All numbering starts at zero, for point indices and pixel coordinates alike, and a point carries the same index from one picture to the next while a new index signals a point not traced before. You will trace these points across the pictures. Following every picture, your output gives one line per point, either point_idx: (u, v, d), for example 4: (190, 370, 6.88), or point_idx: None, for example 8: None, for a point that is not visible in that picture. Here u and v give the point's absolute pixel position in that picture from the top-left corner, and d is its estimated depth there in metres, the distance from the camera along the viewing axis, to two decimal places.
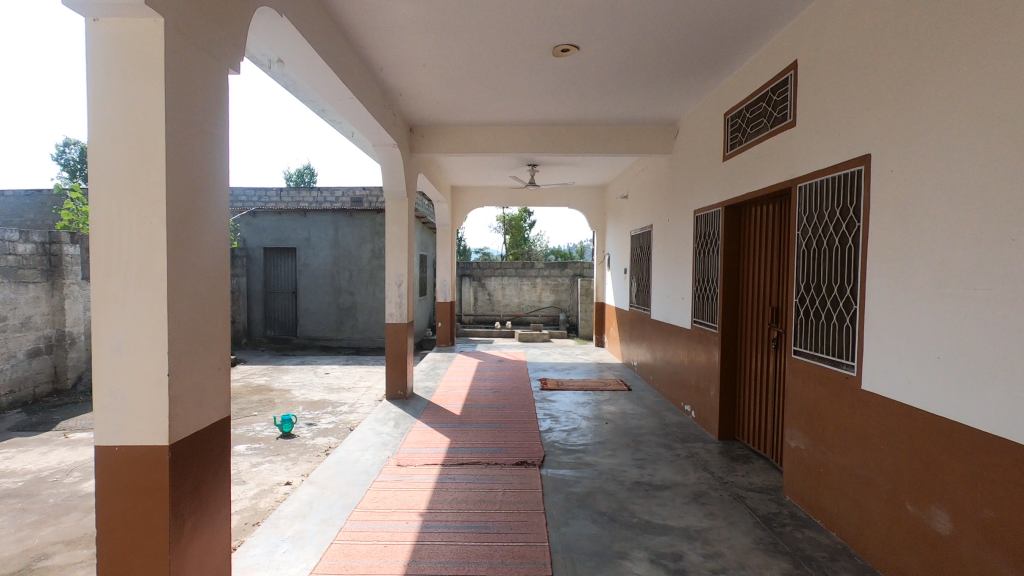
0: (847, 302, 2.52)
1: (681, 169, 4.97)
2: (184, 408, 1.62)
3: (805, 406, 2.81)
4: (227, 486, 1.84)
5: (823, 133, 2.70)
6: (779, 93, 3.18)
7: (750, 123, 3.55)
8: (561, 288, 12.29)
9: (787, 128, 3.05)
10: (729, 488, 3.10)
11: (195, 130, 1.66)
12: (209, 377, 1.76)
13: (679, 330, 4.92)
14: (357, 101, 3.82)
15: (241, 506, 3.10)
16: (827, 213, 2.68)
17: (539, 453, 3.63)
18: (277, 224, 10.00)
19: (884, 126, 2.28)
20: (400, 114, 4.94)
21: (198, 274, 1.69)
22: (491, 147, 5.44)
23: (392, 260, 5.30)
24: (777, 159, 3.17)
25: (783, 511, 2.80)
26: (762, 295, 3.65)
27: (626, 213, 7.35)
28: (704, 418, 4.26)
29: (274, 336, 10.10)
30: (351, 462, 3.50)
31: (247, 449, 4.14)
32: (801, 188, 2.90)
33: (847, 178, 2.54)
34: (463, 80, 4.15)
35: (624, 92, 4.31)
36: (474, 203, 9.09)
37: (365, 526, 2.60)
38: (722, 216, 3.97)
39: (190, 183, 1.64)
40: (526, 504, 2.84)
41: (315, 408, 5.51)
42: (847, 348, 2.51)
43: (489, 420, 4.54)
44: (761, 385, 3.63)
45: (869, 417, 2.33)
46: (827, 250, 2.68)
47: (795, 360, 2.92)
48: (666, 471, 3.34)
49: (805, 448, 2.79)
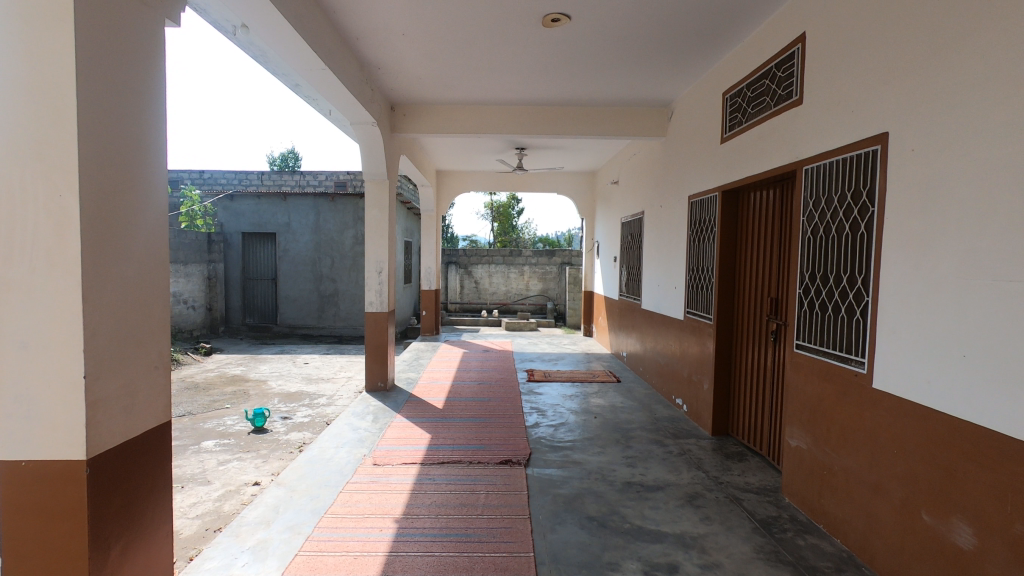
0: (858, 293, 2.33)
1: (675, 153, 4.76)
2: (109, 415, 1.38)
3: (808, 404, 2.63)
4: (169, 502, 1.62)
5: (833, 110, 2.49)
6: (785, 69, 2.97)
7: (751, 102, 3.34)
8: (548, 277, 12.09)
9: (793, 107, 2.85)
10: (726, 488, 2.93)
11: (121, 88, 1.41)
12: (145, 375, 1.53)
13: (671, 321, 4.74)
14: (332, 75, 3.56)
15: (203, 510, 2.90)
16: (835, 197, 2.48)
17: (525, 451, 3.43)
18: (256, 208, 9.66)
19: (903, 102, 2.08)
20: (380, 91, 4.65)
21: (128, 257, 1.45)
22: (477, 128, 5.17)
23: (371, 245, 5.03)
24: (781, 139, 2.96)
25: (783, 515, 2.64)
26: (761, 284, 3.46)
27: (616, 199, 7.16)
28: (696, 413, 4.10)
29: (254, 324, 9.80)
30: (325, 461, 3.28)
31: (215, 446, 3.91)
32: (808, 170, 2.70)
33: (861, 159, 2.33)
34: (446, 53, 3.87)
35: (618, 68, 4.07)
36: (461, 188, 8.82)
37: (334, 535, 2.38)
38: (720, 201, 3.77)
39: (113, 149, 1.39)
40: (511, 508, 2.64)
41: (291, 400, 5.28)
42: (857, 343, 2.32)
43: (473, 414, 4.33)
44: (758, 379, 3.45)
45: (881, 418, 2.15)
46: (835, 238, 2.49)
47: (798, 355, 2.74)
48: (658, 471, 3.16)
49: (807, 448, 2.63)
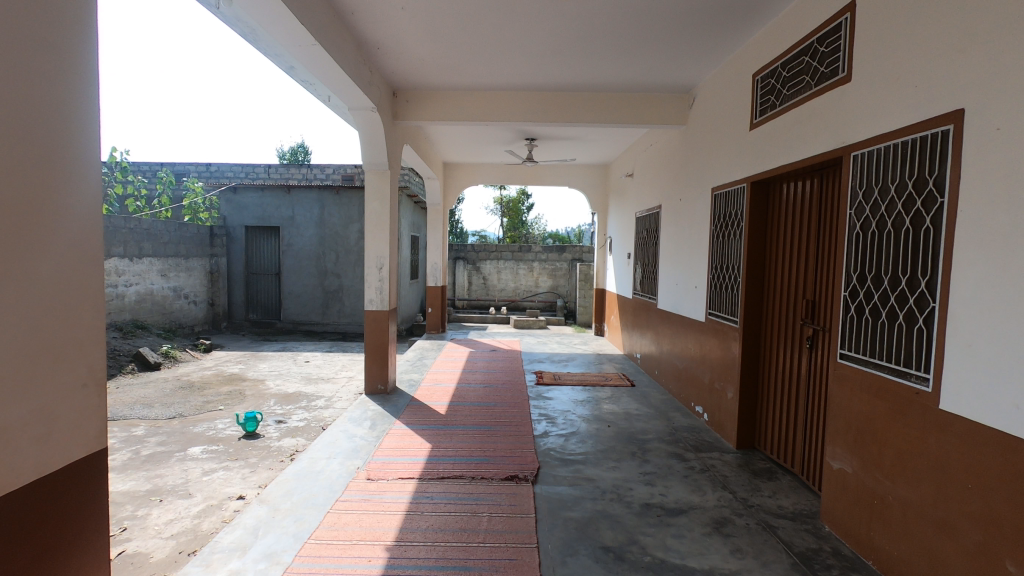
0: (920, 297, 2.00)
1: (697, 142, 4.43)
2: (9, 450, 1.11)
3: (855, 422, 2.32)
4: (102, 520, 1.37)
5: (891, 88, 2.17)
6: (828, 43, 2.63)
7: (787, 83, 3.01)
8: (558, 273, 11.78)
9: (839, 85, 2.51)
10: (756, 513, 2.62)
11: (26, 40, 1.14)
12: (66, 397, 1.26)
13: (691, 323, 4.42)
14: (325, 53, 3.25)
15: (179, 528, 2.65)
16: (891, 187, 2.16)
17: (532, 465, 3.14)
18: (259, 201, 9.40)
19: (984, 73, 1.75)
20: (380, 74, 4.37)
21: (36, 253, 1.17)
22: (484, 115, 4.87)
23: (372, 239, 4.73)
24: (823, 122, 2.63)
25: (824, 548, 2.32)
26: (795, 284, 3.14)
27: (630, 192, 6.84)
28: (719, 423, 3.79)
29: (257, 319, 9.60)
30: (314, 475, 3.00)
31: (202, 453, 3.66)
32: (857, 157, 2.38)
33: (924, 142, 2.00)
34: (450, 31, 3.57)
35: (637, 48, 3.74)
36: (468, 182, 8.52)
37: (316, 566, 2.11)
38: (748, 192, 3.45)
39: (12, 113, 1.10)
40: (516, 535, 2.35)
41: (288, 402, 5.02)
42: (917, 355, 2.00)
43: (477, 421, 4.04)
44: (792, 388, 3.14)
45: (948, 444, 1.84)
46: (890, 234, 2.16)
47: (842, 367, 2.43)
48: (680, 491, 2.86)
49: (853, 472, 2.32)
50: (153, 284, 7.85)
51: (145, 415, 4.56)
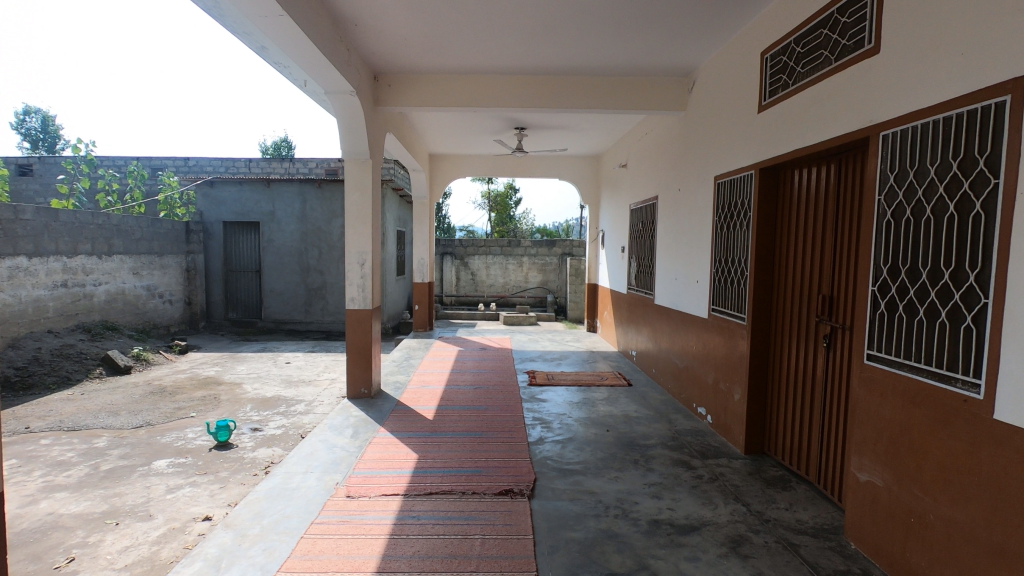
0: (968, 293, 1.78)
1: (697, 127, 4.19)
2: None
3: (887, 431, 2.10)
4: None
5: (931, 57, 1.93)
6: (851, 13, 2.40)
7: (802, 59, 2.78)
8: (548, 268, 11.54)
9: (865, 58, 2.28)
10: (775, 530, 2.39)
11: None
12: None
13: (693, 320, 4.19)
14: (295, 26, 2.90)
15: (135, 557, 2.36)
16: (931, 169, 1.92)
17: (528, 478, 2.89)
18: (238, 196, 9.02)
19: None
20: (359, 55, 4.06)
21: None
22: (471, 101, 4.58)
23: (353, 234, 4.44)
24: (846, 100, 2.40)
25: (853, 570, 2.10)
26: (808, 277, 2.92)
27: (624, 184, 6.60)
28: (725, 426, 3.56)
29: (236, 318, 9.23)
30: (288, 493, 2.73)
31: (168, 467, 3.37)
32: (888, 136, 2.14)
33: (972, 117, 1.77)
34: (434, 6, 3.28)
35: (635, 26, 3.48)
36: (455, 174, 8.23)
37: None
38: (755, 180, 3.22)
39: None
40: (512, 562, 2.10)
41: (266, 407, 4.72)
42: (964, 358, 1.78)
43: (468, 427, 3.78)
44: (805, 390, 2.92)
45: (1003, 459, 1.62)
46: (930, 222, 1.93)
47: (869, 369, 2.21)
48: (690, 504, 2.62)
49: (884, 485, 2.10)
50: (124, 283, 7.47)
51: (110, 425, 4.24)
